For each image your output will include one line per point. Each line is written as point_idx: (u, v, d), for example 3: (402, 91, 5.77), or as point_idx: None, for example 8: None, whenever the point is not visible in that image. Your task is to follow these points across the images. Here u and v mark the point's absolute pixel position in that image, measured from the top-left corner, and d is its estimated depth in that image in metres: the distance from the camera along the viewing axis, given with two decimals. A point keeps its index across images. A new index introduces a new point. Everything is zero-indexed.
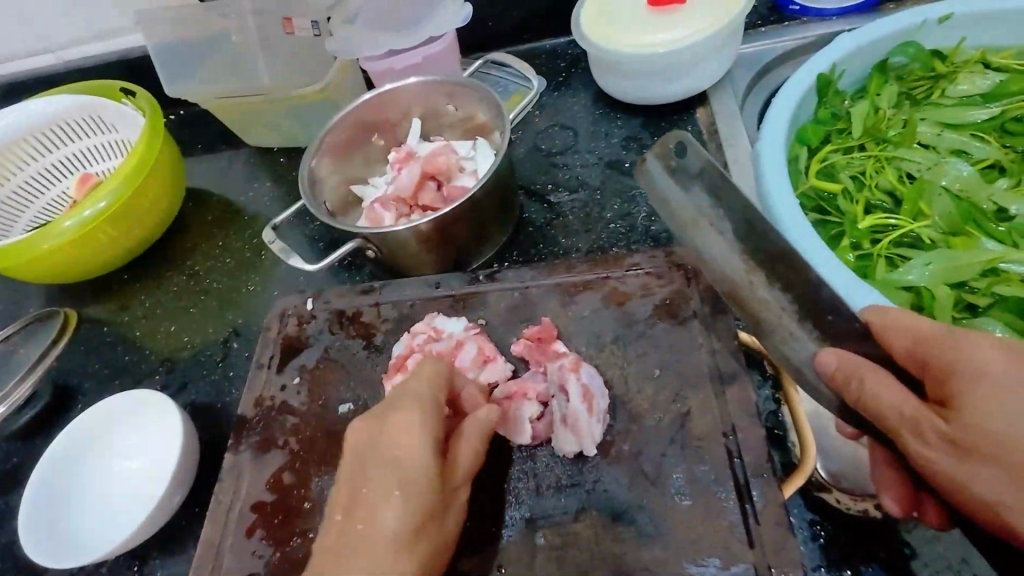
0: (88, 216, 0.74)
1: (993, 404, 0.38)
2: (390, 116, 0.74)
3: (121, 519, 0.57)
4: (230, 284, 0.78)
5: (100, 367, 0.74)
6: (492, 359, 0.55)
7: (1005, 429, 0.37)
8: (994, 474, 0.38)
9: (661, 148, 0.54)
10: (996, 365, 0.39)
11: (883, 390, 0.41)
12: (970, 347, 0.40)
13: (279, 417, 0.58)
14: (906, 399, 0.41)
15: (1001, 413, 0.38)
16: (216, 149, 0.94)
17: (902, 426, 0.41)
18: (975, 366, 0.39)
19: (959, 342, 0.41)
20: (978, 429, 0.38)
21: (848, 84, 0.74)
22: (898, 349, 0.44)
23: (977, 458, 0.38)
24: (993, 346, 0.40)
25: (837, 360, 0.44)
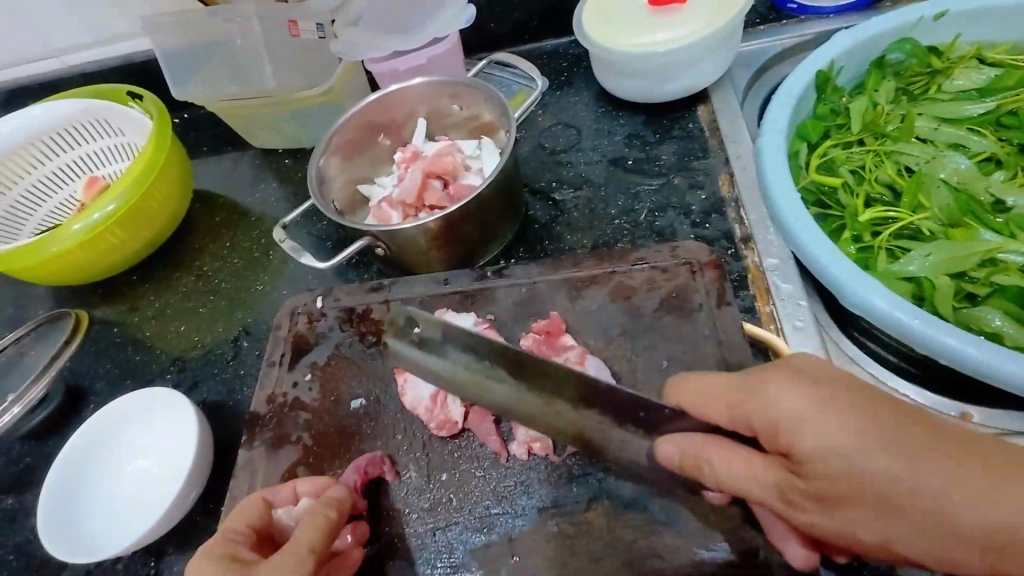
0: (97, 220, 0.75)
1: (835, 447, 0.35)
2: (396, 116, 0.75)
3: (133, 518, 0.57)
4: (238, 285, 0.78)
5: (112, 367, 0.74)
6: None
7: (845, 468, 0.35)
8: (869, 516, 0.35)
9: None
10: (796, 404, 0.37)
11: (734, 466, 0.39)
12: (770, 392, 0.38)
13: (291, 413, 0.59)
14: (759, 469, 0.38)
15: (839, 455, 0.35)
16: (222, 151, 0.95)
17: (771, 493, 0.38)
18: (778, 410, 0.37)
19: (756, 391, 0.39)
20: (832, 478, 0.35)
21: (846, 80, 0.75)
22: (719, 418, 0.41)
23: (850, 506, 0.35)
24: (792, 382, 0.38)
25: (676, 449, 0.41)
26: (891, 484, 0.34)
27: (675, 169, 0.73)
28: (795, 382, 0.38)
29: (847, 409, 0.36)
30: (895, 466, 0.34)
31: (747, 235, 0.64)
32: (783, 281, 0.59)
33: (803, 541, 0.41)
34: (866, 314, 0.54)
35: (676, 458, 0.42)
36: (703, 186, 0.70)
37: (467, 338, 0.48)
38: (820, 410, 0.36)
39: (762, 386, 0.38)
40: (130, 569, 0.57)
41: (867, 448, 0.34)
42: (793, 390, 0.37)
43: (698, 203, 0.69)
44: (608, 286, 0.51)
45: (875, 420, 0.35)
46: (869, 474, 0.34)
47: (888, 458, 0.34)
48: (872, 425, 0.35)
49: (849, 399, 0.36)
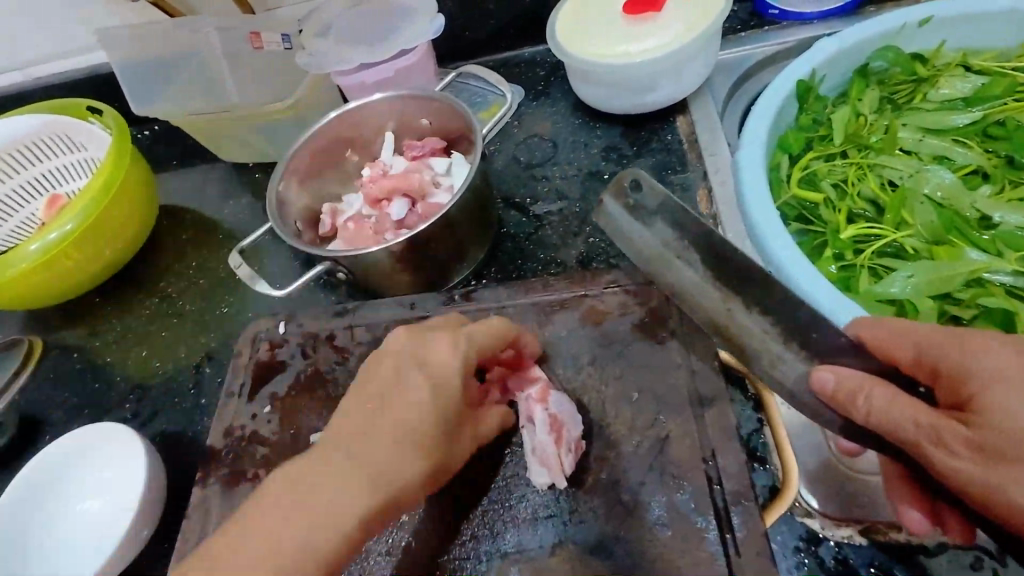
0: (54, 239, 0.72)
1: (1017, 400, 0.37)
2: (365, 130, 0.72)
3: (81, 560, 0.54)
4: (203, 307, 0.76)
5: (69, 396, 0.71)
6: (466, 383, 0.53)
7: (1021, 425, 0.36)
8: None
9: (616, 186, 0.54)
10: (1000, 363, 0.38)
11: (895, 403, 0.39)
12: (976, 346, 0.39)
13: (249, 448, 0.56)
14: (917, 411, 0.38)
15: (1020, 409, 0.36)
16: (191, 166, 0.92)
17: (923, 437, 0.38)
18: (983, 362, 0.38)
19: (959, 342, 0.40)
20: (1004, 429, 0.36)
21: (828, 89, 0.73)
22: (903, 357, 0.42)
23: (1018, 460, 0.36)
24: (997, 343, 0.39)
25: (836, 377, 0.41)
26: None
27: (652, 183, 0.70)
28: (1001, 343, 0.39)
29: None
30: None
31: None
32: None
33: (923, 508, 0.42)
34: None
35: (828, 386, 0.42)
36: (681, 201, 0.67)
37: (680, 213, 0.52)
38: (1022, 374, 0.37)
39: (968, 338, 0.39)
40: None
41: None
42: (991, 347, 0.39)
43: None
44: (705, 267, 0.50)
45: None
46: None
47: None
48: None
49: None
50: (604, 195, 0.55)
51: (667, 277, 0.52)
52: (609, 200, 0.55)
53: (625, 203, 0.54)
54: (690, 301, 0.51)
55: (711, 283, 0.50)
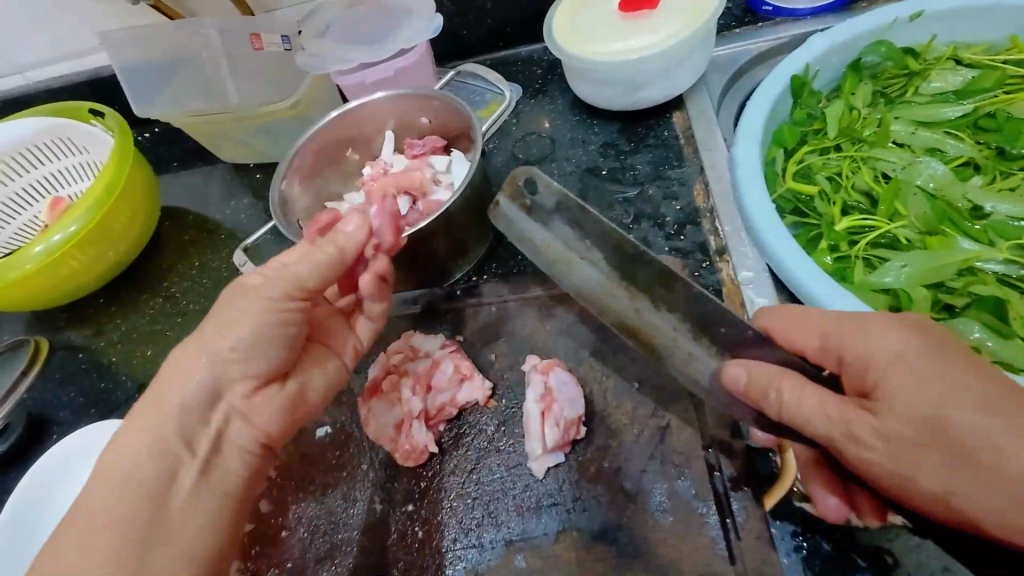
0: (58, 241, 0.73)
1: (915, 382, 0.37)
2: (365, 129, 0.73)
3: None
4: (207, 306, 0.76)
5: (75, 396, 0.72)
6: (470, 377, 0.54)
7: (920, 408, 0.37)
8: (931, 462, 0.36)
9: (512, 186, 0.54)
10: (900, 347, 0.39)
11: (803, 401, 0.39)
12: (875, 331, 0.40)
13: None
14: (825, 403, 0.39)
15: (918, 391, 0.37)
16: (193, 167, 0.93)
17: (834, 430, 0.39)
18: (885, 348, 0.39)
19: (862, 328, 0.40)
20: (903, 413, 0.37)
21: (822, 84, 0.74)
22: (810, 348, 0.44)
23: (927, 445, 0.36)
24: (894, 324, 0.40)
25: (747, 375, 0.42)
26: (964, 423, 0.36)
27: (650, 179, 0.71)
28: (896, 326, 0.40)
29: (933, 354, 0.38)
30: (975, 404, 0.36)
31: (722, 247, 0.63)
32: (758, 295, 0.58)
33: (839, 494, 0.42)
34: None
35: (742, 382, 0.42)
36: (678, 196, 0.68)
37: (578, 212, 0.52)
38: (919, 356, 0.38)
39: (868, 325, 0.40)
40: None
41: (941, 387, 0.37)
42: (887, 330, 0.40)
43: (674, 214, 0.67)
44: (609, 267, 0.51)
45: (953, 368, 0.37)
46: (929, 413, 0.36)
47: (963, 398, 0.36)
48: (948, 368, 0.37)
49: (937, 343, 0.39)
50: (499, 194, 0.54)
51: (569, 276, 0.52)
52: (506, 199, 0.55)
53: (522, 203, 0.54)
54: (595, 300, 0.51)
55: (617, 283, 0.50)
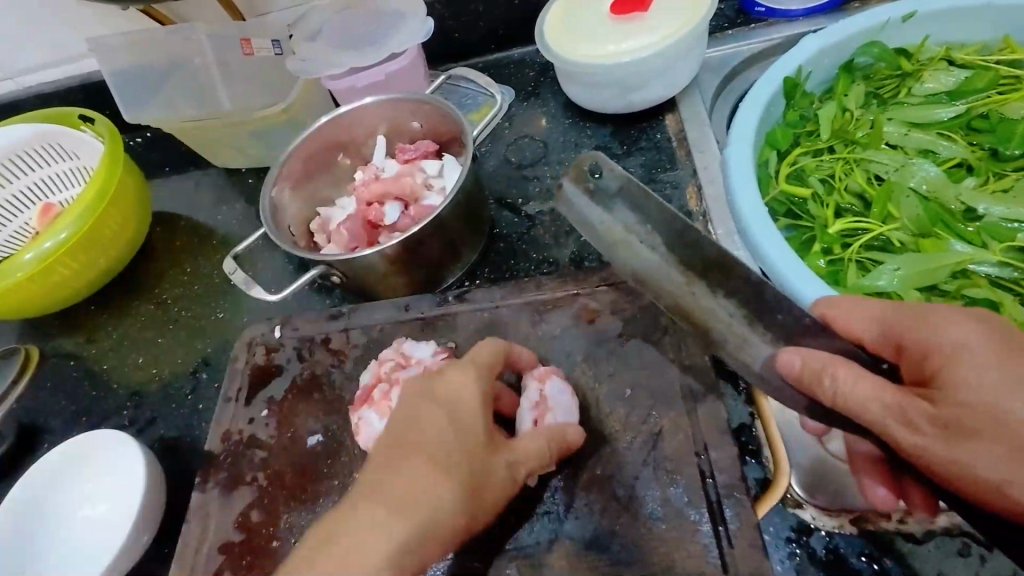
0: (49, 248, 0.72)
1: (975, 373, 0.38)
2: (356, 134, 0.73)
3: (83, 565, 0.54)
4: (199, 312, 0.76)
5: (66, 404, 0.72)
6: None
7: (978, 397, 0.38)
8: (990, 451, 0.37)
9: (577, 171, 0.52)
10: (964, 341, 0.39)
11: (859, 385, 0.39)
12: (937, 322, 0.41)
13: (247, 452, 0.57)
14: (882, 390, 0.39)
15: (980, 382, 0.38)
16: (185, 173, 0.92)
17: (891, 415, 0.39)
18: (952, 339, 0.40)
19: (925, 319, 0.41)
20: (966, 402, 0.38)
21: (815, 86, 0.74)
22: (870, 336, 0.44)
23: (981, 433, 0.37)
24: (959, 318, 0.41)
25: (801, 360, 0.42)
26: (1020, 415, 0.37)
27: (642, 182, 0.71)
28: (961, 319, 0.40)
29: (995, 348, 0.39)
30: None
31: None
32: None
33: (888, 485, 0.44)
34: None
35: (796, 368, 0.42)
36: (671, 200, 0.68)
37: (642, 198, 0.51)
38: (981, 349, 0.39)
39: (933, 316, 0.41)
40: None
41: (1001, 380, 0.38)
42: (952, 322, 0.40)
43: None
44: (668, 251, 0.50)
45: (1016, 361, 0.38)
46: (986, 403, 0.37)
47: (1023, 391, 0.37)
48: (1011, 361, 0.38)
49: (1000, 339, 0.39)
50: (563, 179, 0.52)
51: (626, 259, 0.52)
52: (569, 184, 0.53)
53: (586, 187, 0.52)
54: (652, 282, 0.51)
55: (676, 265, 0.50)
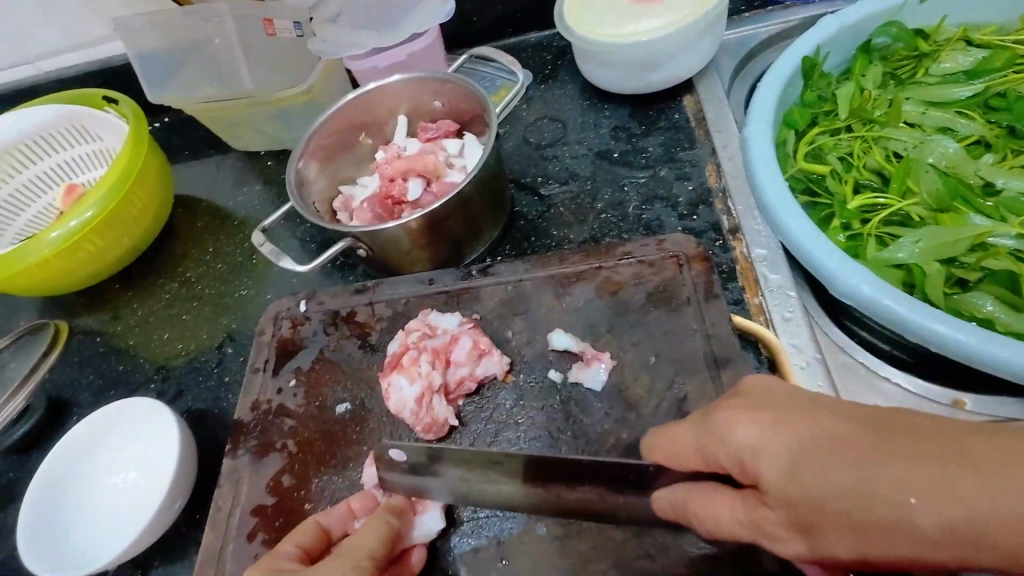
0: (75, 227, 0.73)
1: (790, 463, 0.32)
2: (377, 114, 0.73)
3: (118, 532, 0.55)
4: (222, 290, 0.77)
5: (94, 378, 0.73)
6: (488, 352, 0.54)
7: (826, 495, 0.31)
8: (849, 542, 0.30)
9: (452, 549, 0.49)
10: (758, 434, 0.33)
11: (705, 509, 0.37)
12: (724, 420, 0.35)
13: (276, 420, 0.58)
14: (729, 508, 0.35)
15: (816, 470, 0.31)
16: (204, 156, 0.94)
17: (752, 532, 0.35)
18: (734, 443, 0.34)
19: (712, 426, 0.36)
20: (796, 502, 0.31)
21: (832, 66, 0.75)
22: None
23: (878, 530, 0.29)
24: (800, 398, 0.35)
25: (668, 499, 0.40)
26: (860, 492, 0.30)
27: (661, 161, 0.71)
28: (744, 413, 0.35)
29: (823, 427, 0.32)
30: (904, 474, 0.29)
31: (735, 226, 0.63)
32: (771, 271, 0.58)
33: None
34: (855, 303, 0.53)
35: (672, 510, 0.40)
36: (690, 177, 0.69)
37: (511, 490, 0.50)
38: (777, 436, 0.33)
39: (717, 419, 0.36)
40: None
41: (820, 470, 0.31)
42: (731, 416, 0.35)
43: (686, 194, 0.67)
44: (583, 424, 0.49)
45: (855, 440, 0.31)
46: (855, 490, 0.30)
47: (895, 464, 0.29)
48: (854, 434, 0.31)
49: (846, 409, 0.33)
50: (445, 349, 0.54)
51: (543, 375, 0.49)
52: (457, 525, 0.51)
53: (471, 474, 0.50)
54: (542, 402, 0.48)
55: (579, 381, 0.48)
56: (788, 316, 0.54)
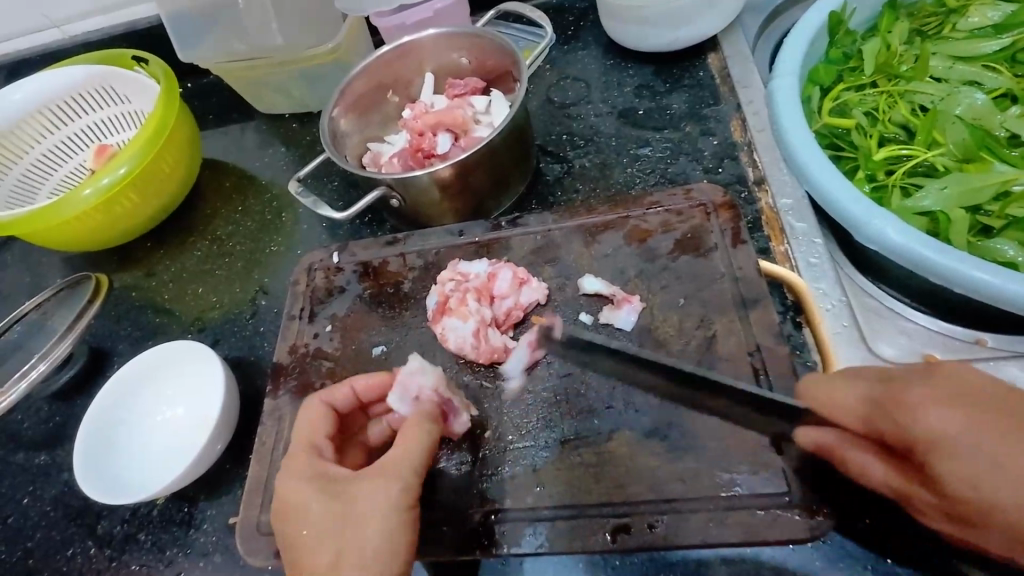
0: (106, 184, 0.73)
1: (981, 456, 0.30)
2: (404, 72, 0.74)
3: (165, 466, 0.58)
4: (254, 246, 0.79)
5: (131, 330, 0.75)
6: (527, 280, 0.57)
7: (939, 426, 0.31)
8: (974, 472, 0.30)
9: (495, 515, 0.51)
10: (956, 420, 0.31)
11: (870, 466, 0.37)
12: (833, 385, 0.38)
13: (314, 362, 0.60)
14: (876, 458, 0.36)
15: (931, 411, 0.32)
16: (229, 120, 0.95)
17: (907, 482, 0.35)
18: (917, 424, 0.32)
19: (894, 402, 0.33)
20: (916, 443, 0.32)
21: (858, 24, 0.75)
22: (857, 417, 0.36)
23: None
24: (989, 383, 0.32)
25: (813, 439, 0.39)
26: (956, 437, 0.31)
27: (686, 118, 0.72)
28: (844, 379, 0.37)
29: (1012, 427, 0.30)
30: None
31: (760, 177, 0.64)
32: (798, 220, 0.58)
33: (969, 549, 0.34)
34: (882, 248, 0.54)
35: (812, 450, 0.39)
36: (715, 132, 0.69)
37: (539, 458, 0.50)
38: (970, 421, 0.31)
39: (901, 397, 0.33)
40: (165, 515, 0.58)
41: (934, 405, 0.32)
42: (904, 394, 0.34)
43: (711, 148, 0.68)
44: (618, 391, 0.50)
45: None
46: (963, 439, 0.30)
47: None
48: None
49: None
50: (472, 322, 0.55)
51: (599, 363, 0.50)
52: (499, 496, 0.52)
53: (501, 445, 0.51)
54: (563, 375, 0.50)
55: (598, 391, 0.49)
56: (814, 261, 0.55)
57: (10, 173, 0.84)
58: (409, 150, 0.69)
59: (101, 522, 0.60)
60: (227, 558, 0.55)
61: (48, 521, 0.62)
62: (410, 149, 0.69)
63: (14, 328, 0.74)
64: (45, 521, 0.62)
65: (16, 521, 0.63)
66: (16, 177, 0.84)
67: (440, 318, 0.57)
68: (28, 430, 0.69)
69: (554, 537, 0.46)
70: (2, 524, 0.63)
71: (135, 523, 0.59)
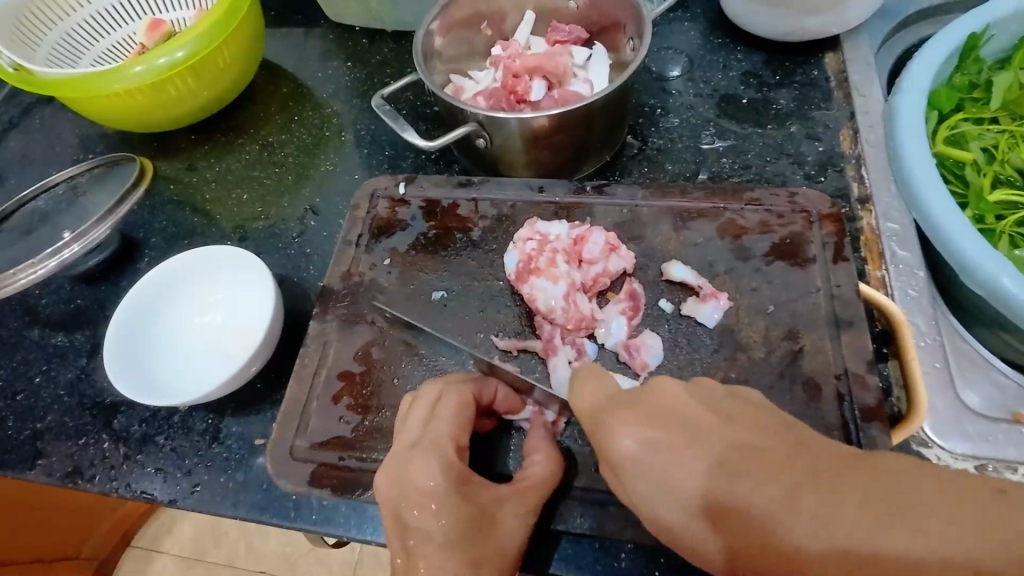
0: (161, 65, 0.67)
1: (652, 475, 0.34)
2: (504, 5, 0.68)
3: (199, 373, 0.55)
4: (306, 161, 0.74)
5: (168, 225, 0.71)
6: (617, 248, 0.54)
7: (631, 448, 0.35)
8: (646, 478, 0.35)
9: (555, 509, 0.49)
10: (637, 444, 0.35)
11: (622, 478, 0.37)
12: (579, 391, 0.41)
13: (366, 294, 0.57)
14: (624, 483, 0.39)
15: (638, 432, 0.35)
16: (293, 21, 0.88)
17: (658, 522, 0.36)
18: (614, 448, 0.36)
19: (601, 425, 0.37)
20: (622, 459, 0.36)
21: (991, 52, 0.70)
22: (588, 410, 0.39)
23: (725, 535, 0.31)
24: (705, 415, 0.35)
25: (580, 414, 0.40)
26: (642, 453, 0.35)
27: (792, 116, 0.67)
28: (593, 379, 0.41)
29: (698, 445, 0.33)
30: (776, 499, 0.29)
31: (865, 195, 0.60)
32: (900, 248, 0.55)
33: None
34: (988, 294, 0.51)
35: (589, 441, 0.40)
36: (823, 137, 0.65)
37: None
38: (656, 455, 0.34)
39: (608, 424, 0.37)
40: (187, 423, 0.56)
41: (643, 422, 0.36)
42: (638, 417, 0.36)
43: (815, 154, 0.64)
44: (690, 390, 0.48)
45: (755, 466, 0.31)
46: (645, 453, 0.35)
47: (767, 485, 0.30)
48: (751, 462, 0.31)
49: (755, 428, 0.33)
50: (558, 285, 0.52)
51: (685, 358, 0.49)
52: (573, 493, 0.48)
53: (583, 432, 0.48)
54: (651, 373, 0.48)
55: None
56: (913, 293, 0.53)
57: (54, 29, 0.76)
58: (501, 92, 0.65)
59: (119, 417, 0.57)
60: (249, 479, 0.53)
61: (61, 406, 0.59)
62: (501, 91, 0.64)
63: (41, 199, 0.69)
64: (57, 405, 0.59)
65: (27, 399, 0.60)
66: (58, 35, 0.77)
67: (521, 273, 0.54)
68: (47, 307, 0.66)
69: (603, 522, 0.45)
70: (12, 399, 0.60)
71: (155, 425, 0.56)
